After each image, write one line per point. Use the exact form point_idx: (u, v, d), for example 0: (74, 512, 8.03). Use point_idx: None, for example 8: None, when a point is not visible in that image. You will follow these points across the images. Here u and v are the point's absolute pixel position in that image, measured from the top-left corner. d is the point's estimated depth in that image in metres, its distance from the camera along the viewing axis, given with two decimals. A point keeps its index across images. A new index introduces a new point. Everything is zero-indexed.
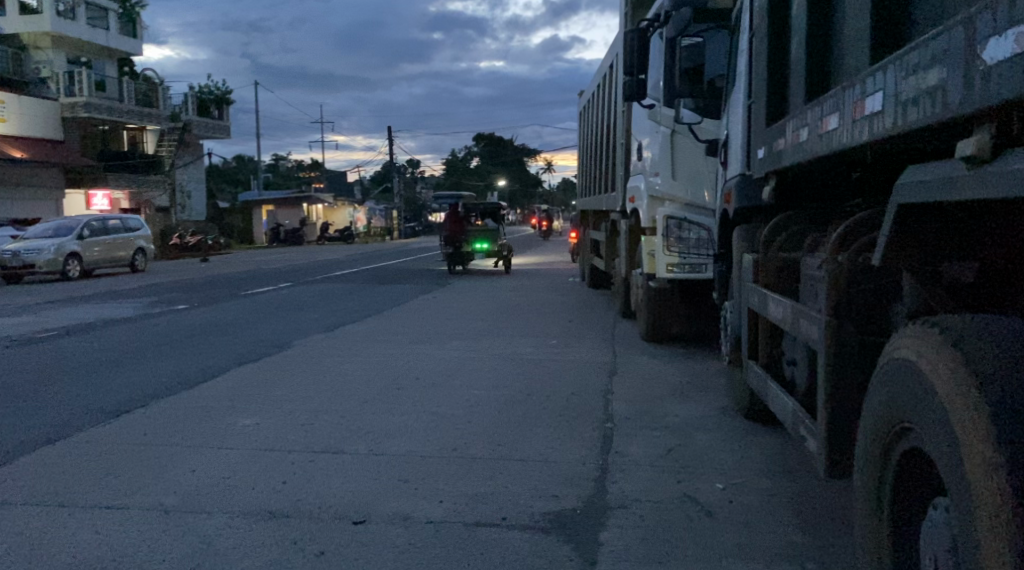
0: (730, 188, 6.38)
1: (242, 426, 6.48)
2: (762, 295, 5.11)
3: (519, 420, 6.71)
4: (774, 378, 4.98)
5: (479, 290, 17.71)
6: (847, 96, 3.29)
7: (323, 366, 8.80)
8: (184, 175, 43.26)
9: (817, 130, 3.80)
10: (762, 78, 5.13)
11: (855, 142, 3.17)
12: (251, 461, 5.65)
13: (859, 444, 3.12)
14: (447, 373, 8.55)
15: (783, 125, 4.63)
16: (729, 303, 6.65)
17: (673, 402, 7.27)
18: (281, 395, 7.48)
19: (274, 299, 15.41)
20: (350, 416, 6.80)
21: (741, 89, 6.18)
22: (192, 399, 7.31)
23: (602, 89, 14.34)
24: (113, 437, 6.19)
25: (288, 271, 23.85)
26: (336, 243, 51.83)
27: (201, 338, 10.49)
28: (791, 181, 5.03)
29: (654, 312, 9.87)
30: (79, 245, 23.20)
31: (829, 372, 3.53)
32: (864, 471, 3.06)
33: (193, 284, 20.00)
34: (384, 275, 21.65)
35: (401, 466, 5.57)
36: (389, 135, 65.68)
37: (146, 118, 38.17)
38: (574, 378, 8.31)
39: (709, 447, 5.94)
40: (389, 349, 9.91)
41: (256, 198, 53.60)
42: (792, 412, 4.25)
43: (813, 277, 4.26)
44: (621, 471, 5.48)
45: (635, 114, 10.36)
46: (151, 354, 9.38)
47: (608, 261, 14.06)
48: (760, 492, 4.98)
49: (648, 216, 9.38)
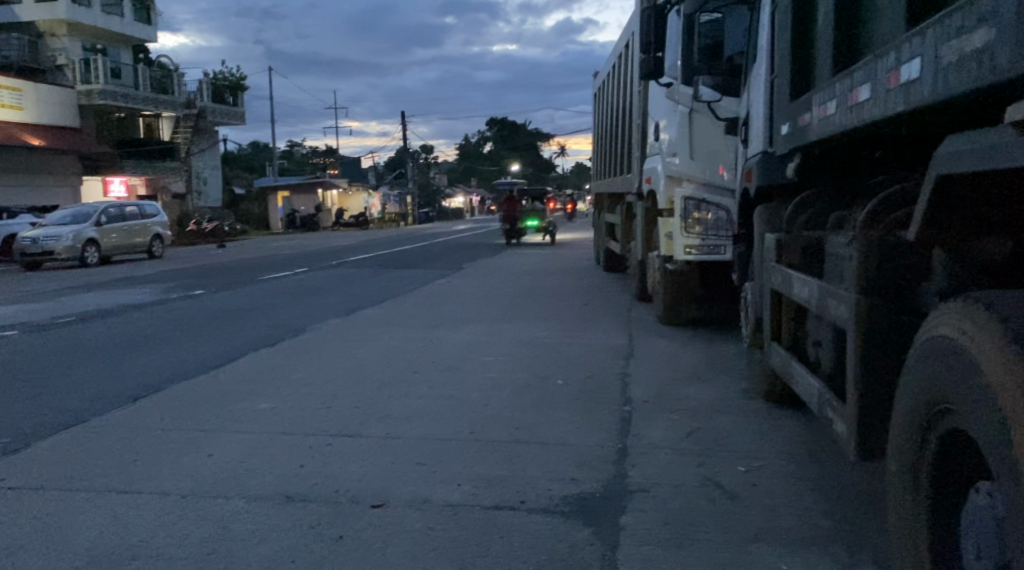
0: (752, 166, 6.26)
1: (258, 410, 6.44)
2: (786, 275, 4.99)
3: (536, 403, 6.64)
4: (798, 359, 4.88)
5: (494, 274, 17.63)
6: (879, 64, 3.17)
7: (339, 350, 8.75)
8: (200, 161, 43.36)
9: (845, 103, 3.68)
10: (787, 52, 4.99)
11: (888, 113, 3.06)
12: (267, 445, 5.61)
13: (894, 427, 3.02)
14: (463, 356, 8.50)
15: (808, 100, 4.51)
16: (750, 284, 6.54)
17: (693, 385, 7.17)
18: (297, 378, 7.45)
19: (290, 284, 15.40)
20: (367, 400, 6.76)
21: (763, 65, 6.04)
22: (208, 383, 7.28)
23: (617, 69, 14.18)
24: (129, 421, 6.16)
25: (303, 257, 23.86)
26: (351, 229, 51.94)
27: (217, 323, 10.49)
28: (815, 159, 4.91)
29: (671, 294, 9.76)
30: (97, 232, 23.29)
31: (860, 352, 3.43)
32: (901, 456, 2.96)
33: (210, 269, 20.02)
34: (399, 260, 21.63)
35: (419, 450, 5.51)
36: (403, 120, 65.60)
37: (162, 105, 38.25)
38: (591, 361, 8.21)
39: (730, 429, 5.84)
40: (404, 333, 9.84)
41: (271, 184, 53.74)
42: (819, 394, 4.15)
43: (840, 255, 4.15)
44: (641, 454, 5.39)
45: (653, 94, 10.23)
46: (168, 339, 9.36)
47: (624, 244, 13.95)
48: (784, 476, 4.88)
49: (665, 197, 9.26)
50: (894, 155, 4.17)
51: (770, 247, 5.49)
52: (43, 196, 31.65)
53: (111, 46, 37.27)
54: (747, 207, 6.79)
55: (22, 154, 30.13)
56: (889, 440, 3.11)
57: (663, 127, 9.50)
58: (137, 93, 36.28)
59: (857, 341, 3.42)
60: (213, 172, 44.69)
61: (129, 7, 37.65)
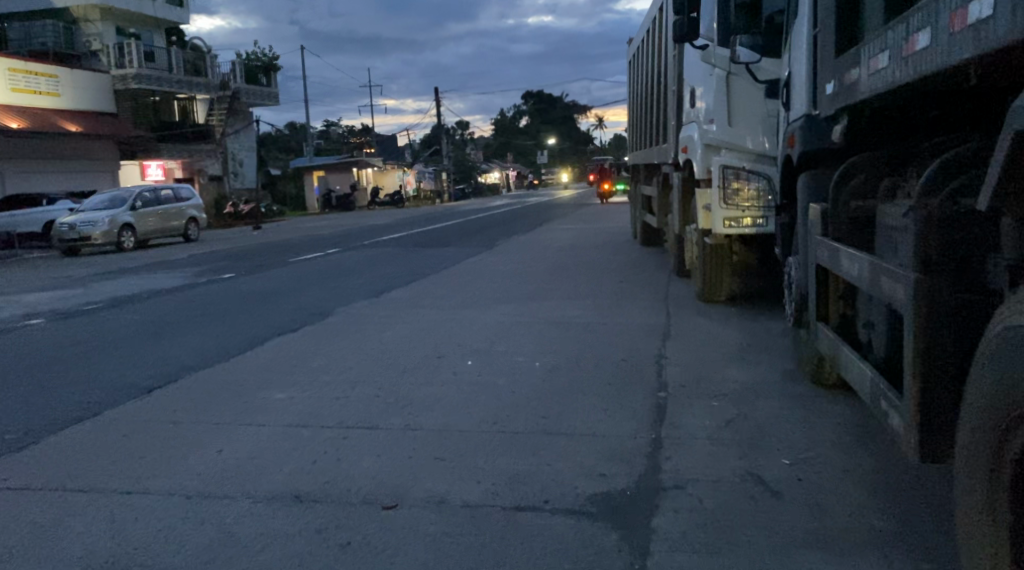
0: (794, 132, 5.77)
1: (276, 401, 6.18)
2: (832, 249, 4.56)
3: (565, 389, 6.29)
4: (847, 342, 4.46)
5: (528, 250, 17.28)
6: (941, 4, 2.72)
7: (362, 334, 8.46)
8: (235, 143, 43.46)
9: (899, 53, 3.22)
10: (834, 4, 4.51)
11: (954, 61, 2.62)
12: (281, 439, 5.33)
13: (964, 425, 2.60)
14: (492, 339, 8.17)
15: (856, 55, 4.03)
16: (793, 258, 6.10)
17: (731, 366, 6.78)
18: (319, 365, 7.18)
19: (321, 266, 15.17)
20: (389, 388, 6.47)
21: (805, 20, 5.53)
22: (226, 372, 7.04)
23: (650, 35, 13.61)
24: (142, 414, 5.93)
25: (337, 237, 23.64)
26: (387, 207, 51.83)
27: (242, 308, 10.28)
28: (865, 119, 4.46)
29: (710, 270, 9.29)
30: (134, 216, 23.33)
31: (921, 339, 2.99)
32: (975, 462, 2.53)
33: (243, 251, 19.90)
34: (432, 238, 21.31)
35: (440, 442, 5.20)
36: (436, 96, 64.74)
37: (196, 88, 38.31)
38: (625, 342, 7.83)
39: (773, 416, 5.45)
40: (432, 315, 9.53)
41: (306, 164, 53.74)
42: (871, 382, 3.73)
43: (896, 228, 3.71)
44: (676, 445, 5.02)
45: (687, 58, 9.70)
46: (191, 326, 9.15)
47: (661, 218, 13.47)
48: (832, 470, 4.49)
49: (700, 167, 8.77)
50: (958, 110, 3.71)
51: (815, 219, 5.04)
52: (82, 181, 31.83)
53: (143, 30, 37.25)
54: (789, 175, 6.31)
55: (59, 139, 30.31)
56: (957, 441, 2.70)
57: (698, 93, 9.01)
58: (170, 76, 36.28)
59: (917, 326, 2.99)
60: (249, 153, 44.75)
61: None
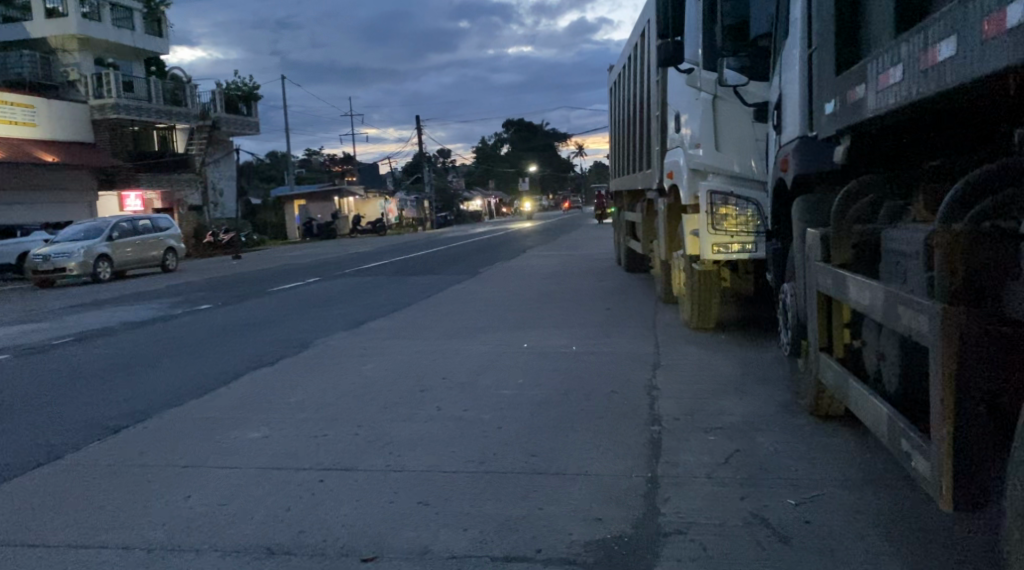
0: (787, 155, 5.57)
1: (249, 440, 5.84)
2: (836, 276, 4.33)
3: (553, 424, 6.00)
4: (854, 375, 4.23)
5: (511, 278, 17.01)
6: (973, 7, 2.50)
7: (341, 367, 8.13)
8: (215, 172, 43.05)
9: (916, 65, 3.00)
10: (833, 23, 4.33)
11: (989, 70, 2.40)
12: (253, 483, 4.99)
13: None
14: (477, 371, 7.87)
15: (862, 70, 3.81)
16: (788, 285, 5.89)
17: (726, 398, 6.52)
18: (296, 401, 6.85)
19: (300, 296, 14.78)
20: (369, 425, 6.15)
21: (797, 41, 5.36)
22: (198, 409, 6.69)
23: (633, 60, 13.47)
24: (105, 458, 5.57)
25: (317, 266, 23.26)
26: (369, 236, 51.44)
27: (218, 340, 9.91)
28: (868, 139, 4.28)
29: (699, 298, 9.05)
30: (109, 247, 22.85)
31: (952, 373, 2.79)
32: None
33: (220, 282, 19.47)
34: (414, 266, 21.00)
35: (424, 485, 4.89)
36: (418, 124, 64.61)
37: (175, 117, 37.99)
38: (615, 373, 7.56)
39: (774, 451, 5.19)
40: (415, 346, 9.21)
41: (287, 193, 53.33)
42: (885, 419, 3.51)
43: (911, 256, 3.51)
44: (674, 485, 4.74)
45: (672, 83, 9.55)
46: (163, 360, 8.79)
47: (647, 244, 13.25)
48: (842, 511, 4.23)
49: (688, 193, 8.56)
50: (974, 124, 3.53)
51: (814, 244, 4.82)
52: (59, 212, 31.35)
53: (122, 59, 36.91)
54: (782, 199, 6.09)
55: (35, 170, 29.84)
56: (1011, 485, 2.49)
57: (685, 118, 8.81)
58: (149, 105, 35.92)
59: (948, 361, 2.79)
60: (229, 182, 44.36)
61: (139, 20, 37.31)
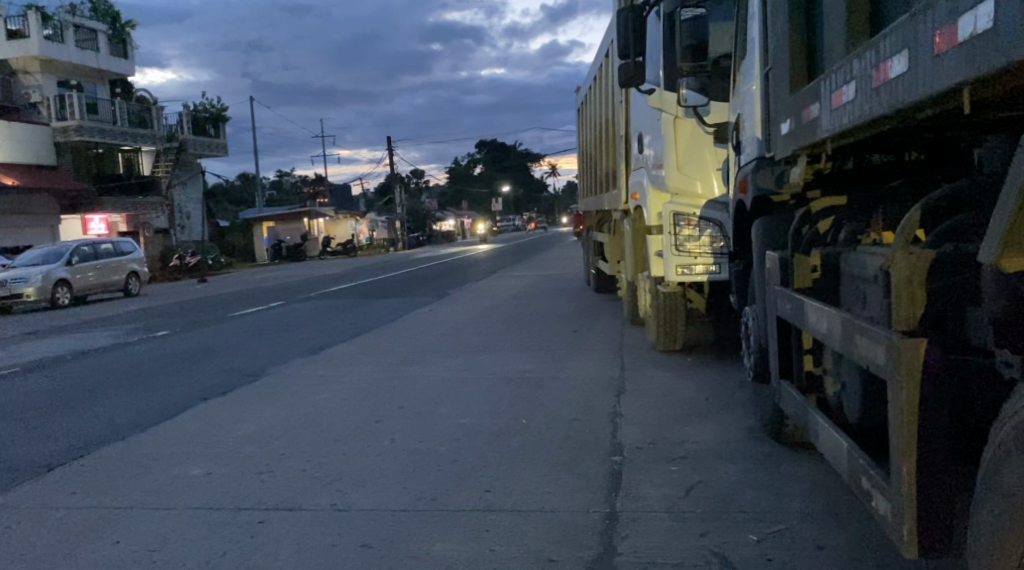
0: (746, 177, 5.44)
1: (190, 478, 5.55)
2: (795, 302, 4.16)
3: (511, 456, 5.78)
4: (815, 405, 4.05)
5: (480, 299, 16.79)
6: (924, 19, 2.35)
7: (296, 397, 7.85)
8: (182, 195, 42.46)
9: (868, 83, 2.85)
10: (787, 41, 4.21)
11: (940, 87, 2.26)
12: (189, 526, 4.71)
13: (991, 511, 2.23)
14: (436, 399, 7.63)
15: (815, 88, 3.65)
16: (749, 309, 5.75)
17: (689, 424, 6.34)
18: (245, 434, 6.57)
19: (260, 321, 14.43)
20: (319, 459, 5.88)
21: (754, 61, 5.24)
22: (139, 444, 6.39)
23: (598, 82, 13.39)
24: (34, 499, 5.26)
25: (284, 289, 22.86)
26: (339, 257, 50.94)
27: (170, 369, 9.58)
28: (824, 159, 4.15)
29: (664, 319, 8.90)
30: (69, 272, 22.31)
31: (916, 409, 2.60)
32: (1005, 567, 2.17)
33: (181, 307, 19.02)
34: (383, 288, 20.69)
35: (372, 526, 4.63)
36: (389, 145, 64.27)
37: (141, 139, 37.43)
38: (578, 400, 7.34)
39: (736, 482, 5.01)
40: (374, 374, 8.94)
41: (256, 215, 52.72)
42: (845, 453, 3.33)
43: (870, 282, 3.36)
44: (632, 521, 4.53)
45: (634, 103, 9.44)
46: (110, 392, 8.44)
47: (614, 265, 13.11)
48: (805, 547, 4.05)
49: (651, 215, 8.41)
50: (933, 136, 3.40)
51: (772, 267, 4.67)
52: (20, 237, 30.66)
53: (85, 81, 36.35)
54: (742, 221, 5.95)
55: None
56: (977, 527, 2.32)
57: (647, 140, 8.66)
58: (114, 128, 35.43)
59: (912, 396, 2.60)
60: (197, 204, 43.76)
61: (104, 42, 36.78)
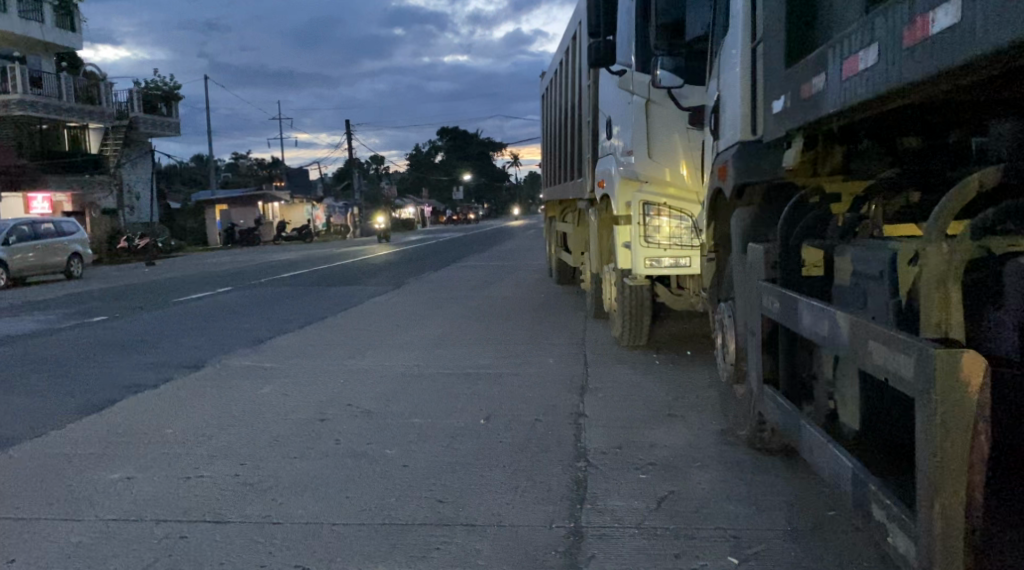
0: (724, 162, 5.03)
1: (108, 483, 4.98)
2: (785, 300, 3.75)
3: (465, 461, 5.32)
4: (805, 414, 3.67)
5: (437, 290, 16.25)
6: None
7: (236, 392, 7.29)
8: (131, 175, 41.07)
9: (893, 44, 2.45)
10: (781, 11, 3.80)
11: (1008, 37, 1.84)
12: (99, 542, 4.14)
13: None
14: (388, 396, 7.14)
15: (819, 58, 3.25)
16: (724, 304, 5.35)
17: (657, 427, 5.95)
18: (175, 434, 6.00)
19: (204, 307, 13.71)
20: (254, 463, 5.35)
21: (736, 38, 4.83)
22: (53, 444, 5.77)
23: (564, 67, 12.95)
24: None
25: (234, 274, 22.03)
26: (294, 242, 49.83)
27: (99, 359, 8.90)
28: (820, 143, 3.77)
29: (627, 314, 8.50)
30: (5, 252, 21.25)
31: (962, 429, 2.21)
32: None
33: (123, 291, 18.14)
34: (336, 276, 20.02)
35: (308, 541, 4.13)
36: (348, 130, 63.05)
37: (88, 116, 36.10)
38: (538, 398, 6.91)
39: (711, 493, 4.61)
40: (322, 367, 8.39)
41: (209, 197, 51.33)
42: (845, 473, 2.93)
43: (878, 281, 2.96)
44: (599, 539, 4.09)
45: (603, 86, 9.02)
46: (30, 383, 7.77)
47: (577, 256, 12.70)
48: None
49: (619, 203, 8.01)
50: (950, 110, 3.04)
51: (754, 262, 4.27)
52: None
53: (29, 54, 34.92)
54: (718, 211, 5.56)
55: None
56: None
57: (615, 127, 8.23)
58: (59, 103, 33.96)
59: (964, 412, 2.19)
60: (146, 185, 42.37)
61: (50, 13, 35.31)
